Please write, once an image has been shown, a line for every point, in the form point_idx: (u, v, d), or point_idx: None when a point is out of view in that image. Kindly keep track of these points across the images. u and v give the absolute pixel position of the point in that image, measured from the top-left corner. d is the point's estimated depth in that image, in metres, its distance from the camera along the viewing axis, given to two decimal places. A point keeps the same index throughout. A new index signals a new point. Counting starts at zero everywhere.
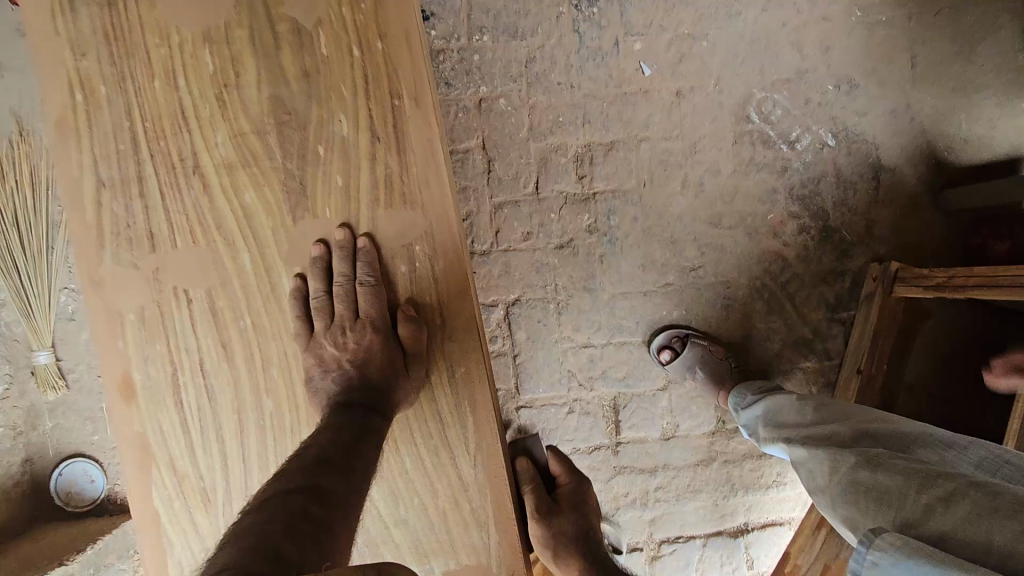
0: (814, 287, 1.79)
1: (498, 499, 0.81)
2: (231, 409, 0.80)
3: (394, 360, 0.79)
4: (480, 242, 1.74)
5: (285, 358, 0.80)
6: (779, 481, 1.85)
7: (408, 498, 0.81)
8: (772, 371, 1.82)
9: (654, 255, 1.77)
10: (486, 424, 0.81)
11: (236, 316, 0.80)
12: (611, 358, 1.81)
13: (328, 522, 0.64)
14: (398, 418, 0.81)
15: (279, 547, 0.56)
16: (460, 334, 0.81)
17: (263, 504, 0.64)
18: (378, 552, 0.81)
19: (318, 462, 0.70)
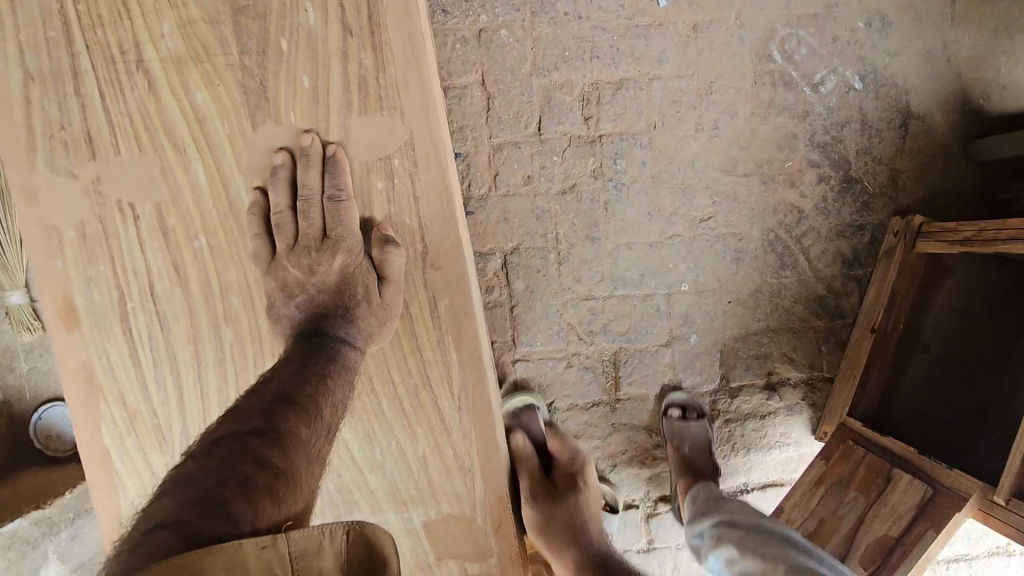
0: (830, 241, 1.68)
1: (483, 445, 0.73)
2: (186, 339, 0.72)
3: (370, 287, 0.69)
4: (477, 185, 1.63)
5: (246, 284, 0.71)
6: (782, 442, 1.77)
7: (385, 441, 0.73)
8: (783, 329, 1.72)
9: (662, 204, 1.66)
10: (472, 362, 0.72)
11: (189, 235, 0.70)
12: (613, 311, 1.71)
13: (287, 470, 0.57)
14: (373, 353, 0.72)
15: (229, 505, 0.51)
16: (444, 261, 0.71)
17: (213, 447, 0.57)
18: (350, 499, 0.74)
19: (279, 400, 0.62)
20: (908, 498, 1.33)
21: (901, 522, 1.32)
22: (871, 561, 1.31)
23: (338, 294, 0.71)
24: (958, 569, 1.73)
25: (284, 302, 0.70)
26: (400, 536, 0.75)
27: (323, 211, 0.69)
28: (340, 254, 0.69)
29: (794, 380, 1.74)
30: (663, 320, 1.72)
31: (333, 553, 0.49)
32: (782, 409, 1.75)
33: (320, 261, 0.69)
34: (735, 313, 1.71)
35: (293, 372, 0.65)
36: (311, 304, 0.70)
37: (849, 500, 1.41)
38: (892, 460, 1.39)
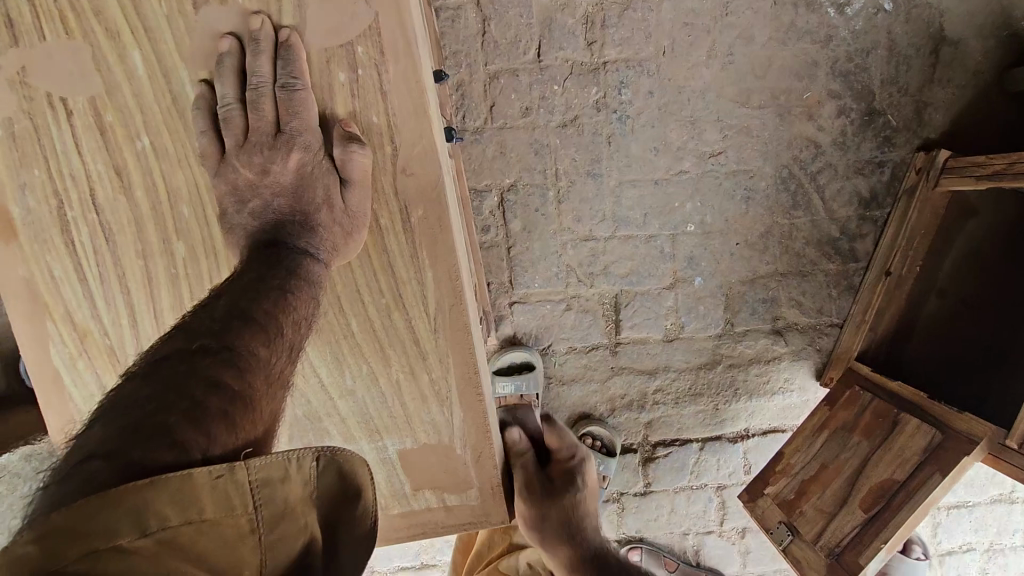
0: (847, 179, 1.56)
1: (462, 372, 0.67)
2: (134, 253, 0.65)
3: (330, 191, 0.62)
4: (472, 117, 1.53)
5: (196, 191, 0.64)
6: (786, 387, 1.72)
7: (355, 365, 0.67)
8: (792, 273, 1.64)
9: (669, 138, 1.55)
10: (447, 280, 0.65)
11: (130, 135, 0.62)
12: (615, 253, 1.64)
13: (246, 394, 0.49)
14: (339, 270, 0.65)
15: (173, 432, 0.42)
16: (416, 166, 0.63)
17: (155, 368, 0.48)
18: (321, 426, 0.69)
19: (234, 316, 0.53)
20: (916, 441, 1.27)
21: (905, 467, 1.26)
22: (871, 503, 1.27)
23: (296, 199, 0.63)
24: (958, 516, 1.71)
25: (236, 208, 0.62)
26: (374, 465, 0.71)
27: (275, 104, 0.60)
28: (295, 151, 0.61)
29: (801, 325, 1.67)
30: (668, 262, 1.64)
31: (300, 481, 0.46)
32: (787, 354, 1.69)
33: (274, 160, 0.61)
34: (743, 256, 1.63)
35: (250, 286, 0.56)
36: (267, 208, 0.62)
37: (852, 446, 1.37)
38: (901, 406, 1.34)
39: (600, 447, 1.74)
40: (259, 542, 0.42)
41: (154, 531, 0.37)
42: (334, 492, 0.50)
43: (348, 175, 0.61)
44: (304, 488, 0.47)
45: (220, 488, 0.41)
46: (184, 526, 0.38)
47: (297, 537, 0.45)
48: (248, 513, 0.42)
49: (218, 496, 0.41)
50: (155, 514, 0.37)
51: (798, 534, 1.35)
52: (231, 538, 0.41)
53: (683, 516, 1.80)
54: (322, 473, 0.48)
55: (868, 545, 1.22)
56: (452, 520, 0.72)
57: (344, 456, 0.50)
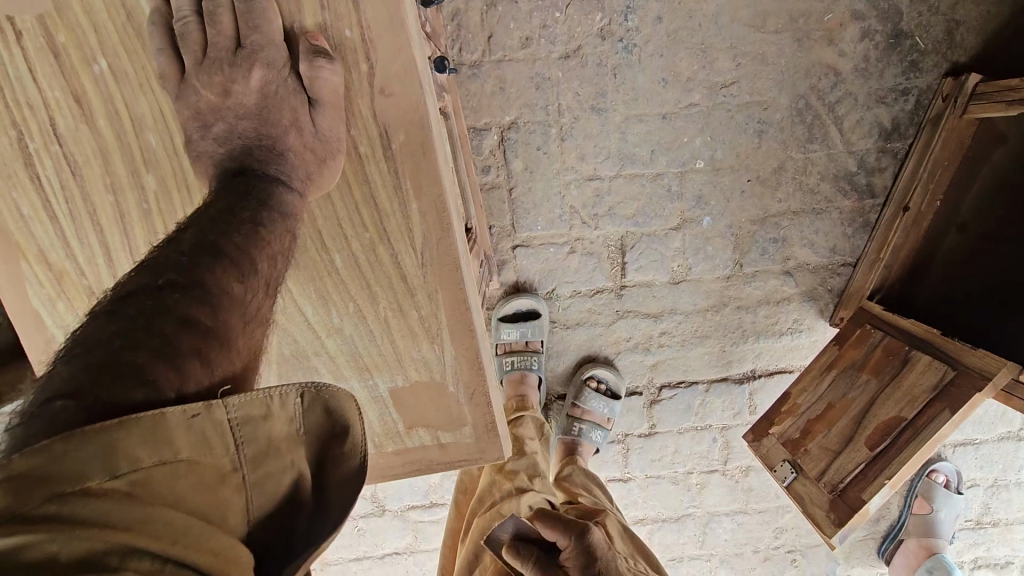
0: (868, 109, 1.47)
1: (452, 308, 0.64)
2: (103, 186, 0.62)
3: (297, 111, 0.57)
4: (469, 49, 1.46)
5: (163, 117, 0.60)
6: (795, 328, 1.69)
7: (341, 301, 0.65)
8: (805, 211, 1.57)
9: (679, 68, 1.46)
10: (433, 212, 0.61)
11: (84, 57, 0.57)
12: (621, 192, 1.58)
13: (220, 331, 0.46)
14: (318, 201, 0.61)
15: (144, 372, 0.39)
16: (396, 86, 0.57)
17: (119, 304, 0.44)
18: (309, 363, 0.68)
19: (204, 247, 0.49)
20: (925, 379, 1.24)
21: (914, 404, 1.23)
22: (877, 441, 1.26)
23: (262, 122, 0.59)
24: (963, 453, 1.72)
25: (200, 133, 0.58)
26: (366, 403, 0.69)
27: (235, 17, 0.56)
28: (258, 67, 0.56)
29: (813, 265, 1.62)
30: (675, 201, 1.58)
31: (283, 419, 0.44)
32: (796, 294, 1.65)
33: (235, 78, 0.57)
34: (755, 193, 1.57)
35: (223, 216, 0.52)
36: (232, 133, 0.58)
37: (860, 384, 1.37)
38: (913, 343, 1.31)
39: (605, 391, 1.72)
40: (243, 481, 0.41)
41: (125, 473, 0.34)
42: (321, 429, 0.47)
43: (317, 96, 0.56)
44: (289, 426, 0.45)
45: (196, 427, 0.38)
46: (157, 468, 0.36)
47: (281, 475, 0.43)
48: (228, 453, 0.40)
49: (196, 436, 0.38)
50: (123, 457, 0.34)
51: (802, 473, 1.36)
52: (209, 478, 0.39)
53: (686, 456, 1.81)
54: (308, 409, 0.46)
55: (873, 481, 1.22)
56: (446, 458, 0.71)
57: (330, 391, 0.47)
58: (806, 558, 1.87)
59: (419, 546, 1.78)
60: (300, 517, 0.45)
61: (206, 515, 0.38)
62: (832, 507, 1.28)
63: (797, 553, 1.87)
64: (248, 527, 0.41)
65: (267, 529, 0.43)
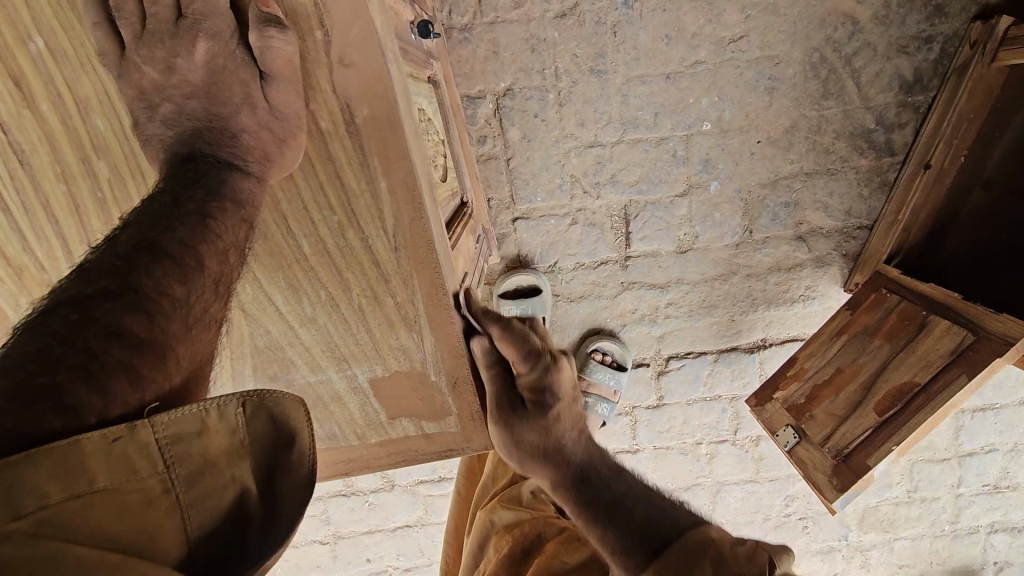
0: (887, 60, 1.38)
1: (429, 293, 0.61)
2: (53, 175, 0.58)
3: (249, 87, 0.52)
4: (460, 11, 1.40)
5: (108, 98, 0.55)
6: (807, 295, 1.63)
7: (312, 290, 0.61)
8: (819, 171, 1.50)
9: (683, 22, 1.39)
10: (404, 193, 0.57)
11: (19, 35, 0.53)
12: (623, 158, 1.51)
13: (155, 343, 0.43)
14: (280, 184, 0.57)
15: (64, 395, 0.37)
16: (355, 54, 0.52)
17: (45, 317, 0.42)
18: (284, 356, 0.65)
19: (142, 249, 0.46)
20: (943, 343, 1.19)
21: (929, 368, 1.18)
22: (886, 407, 1.22)
23: (211, 101, 0.53)
24: (983, 418, 1.67)
25: (148, 115, 0.53)
26: (346, 394, 0.67)
27: None
28: (203, 38, 0.51)
29: (826, 229, 1.55)
30: (681, 167, 1.51)
31: (224, 431, 0.43)
32: (808, 261, 1.59)
33: (179, 52, 0.51)
34: (765, 155, 1.49)
35: (166, 213, 0.49)
36: (180, 114, 0.53)
37: (872, 349, 1.33)
38: (930, 308, 1.26)
39: (611, 362, 1.69)
40: (176, 502, 0.40)
41: (32, 510, 0.33)
42: (268, 438, 0.47)
43: (269, 70, 0.51)
44: (231, 437, 0.44)
45: (117, 451, 0.37)
46: (71, 500, 0.34)
47: (222, 491, 0.42)
48: (158, 473, 0.39)
49: (117, 462, 0.37)
50: (30, 493, 0.33)
51: (805, 437, 1.34)
52: (136, 503, 0.38)
53: (695, 427, 1.79)
54: (251, 418, 0.46)
55: (879, 447, 1.18)
56: (431, 447, 0.69)
57: (274, 398, 0.47)
58: (818, 525, 1.86)
59: (429, 520, 1.80)
60: (248, 530, 0.44)
61: (132, 544, 0.37)
62: (837, 472, 1.24)
63: (808, 520, 1.85)
64: (188, 548, 0.40)
65: (213, 546, 0.41)
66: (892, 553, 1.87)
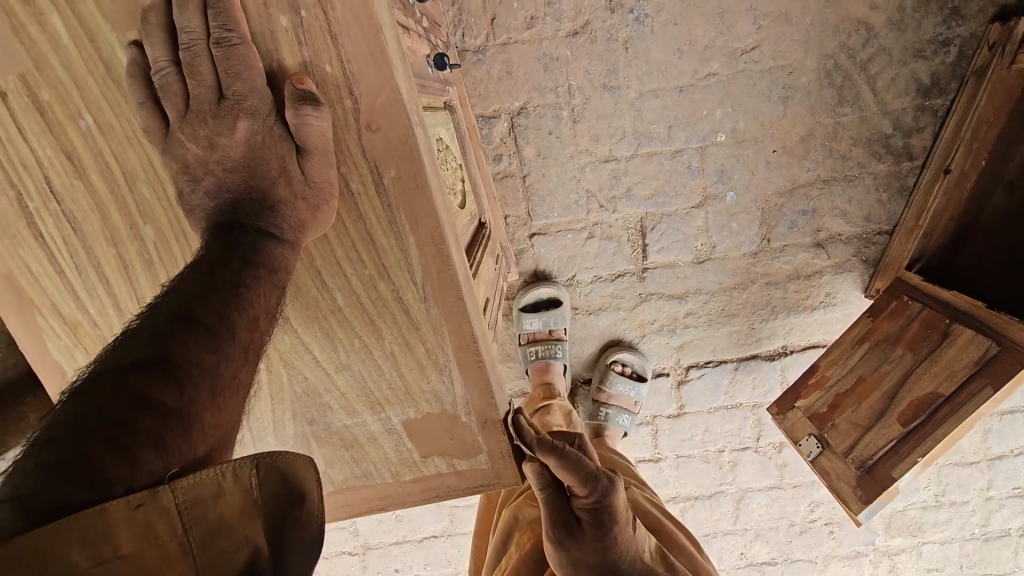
0: (903, 65, 1.37)
1: (458, 340, 0.63)
2: (104, 240, 0.62)
3: (285, 160, 0.55)
4: (473, 34, 1.43)
5: (151, 168, 0.59)
6: (828, 301, 1.63)
7: (346, 339, 0.64)
8: (836, 178, 1.49)
9: (695, 36, 1.39)
10: (431, 245, 0.59)
11: (71, 114, 0.57)
12: (638, 172, 1.53)
13: (184, 411, 0.46)
14: (314, 243, 0.60)
15: (93, 466, 0.39)
16: (382, 120, 0.55)
17: (88, 384, 0.45)
18: (322, 401, 0.68)
19: (176, 319, 0.49)
20: (969, 353, 1.19)
21: (953, 381, 1.19)
22: (910, 418, 1.23)
23: (250, 175, 0.56)
24: (1011, 421, 1.66)
25: (191, 187, 0.56)
26: (380, 434, 0.70)
27: (215, 64, 0.52)
28: (242, 118, 0.53)
29: (845, 235, 1.55)
30: (696, 178, 1.52)
31: (238, 493, 0.44)
32: (828, 267, 1.59)
33: (221, 131, 0.53)
34: (781, 164, 1.49)
35: (203, 279, 0.52)
36: (221, 187, 0.56)
37: (895, 358, 1.34)
38: (953, 315, 1.26)
39: (631, 373, 1.70)
40: (192, 564, 0.41)
41: None
42: (278, 497, 0.48)
43: (303, 142, 0.54)
44: (245, 499, 0.45)
45: (140, 518, 0.39)
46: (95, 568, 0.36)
47: (236, 551, 0.43)
48: (176, 536, 0.40)
49: (141, 527, 0.39)
50: (60, 562, 0.35)
51: (828, 447, 1.38)
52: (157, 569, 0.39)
53: (718, 434, 1.79)
54: (264, 478, 0.47)
55: (904, 457, 1.20)
56: (463, 484, 0.71)
57: (285, 459, 0.48)
58: (844, 530, 1.85)
59: (455, 530, 1.83)
60: None
61: None
62: (861, 483, 1.27)
63: (834, 525, 1.85)
64: None
65: None
66: (921, 557, 1.86)
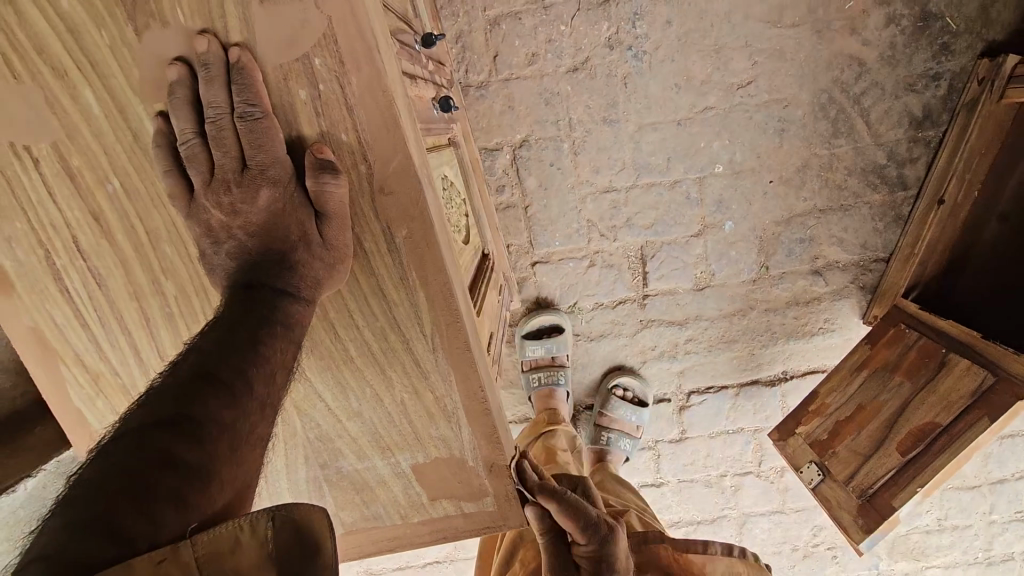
0: (895, 99, 1.41)
1: (465, 389, 0.66)
2: (127, 295, 0.65)
3: (304, 226, 0.58)
4: (475, 70, 1.47)
5: (174, 229, 0.62)
6: (827, 327, 1.65)
7: (358, 387, 0.66)
8: (832, 208, 1.52)
9: (692, 71, 1.44)
10: (441, 299, 0.62)
11: (100, 179, 0.60)
12: (638, 202, 1.56)
13: (205, 467, 0.48)
14: (328, 297, 0.63)
15: (118, 525, 0.40)
16: (394, 184, 0.59)
17: (115, 443, 0.47)
18: (334, 446, 0.70)
19: (198, 378, 0.51)
20: (965, 383, 1.22)
21: (951, 410, 1.21)
22: (909, 446, 1.25)
23: (269, 237, 0.59)
24: (1011, 445, 1.67)
25: (213, 248, 0.59)
26: (390, 478, 0.72)
27: (239, 137, 0.55)
28: (264, 187, 0.56)
29: (843, 263, 1.58)
30: (695, 208, 1.55)
31: (254, 545, 0.44)
32: (826, 294, 1.61)
33: (244, 199, 0.57)
34: (778, 194, 1.53)
35: (223, 339, 0.54)
36: (241, 248, 0.59)
37: (893, 386, 1.36)
38: (955, 348, 1.28)
39: (632, 399, 1.72)
40: None
41: None
42: (295, 549, 0.45)
43: (321, 206, 0.57)
44: (261, 551, 0.44)
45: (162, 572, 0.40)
46: None
47: None
48: None
49: None
50: None
51: (829, 475, 1.39)
52: None
53: (719, 459, 1.80)
54: (281, 529, 0.45)
55: (904, 487, 1.23)
56: (470, 525, 0.73)
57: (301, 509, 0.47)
58: (847, 554, 1.86)
59: (459, 556, 1.83)
60: None
61: None
62: (861, 512, 1.29)
63: (837, 549, 1.85)
64: None
65: None
66: None
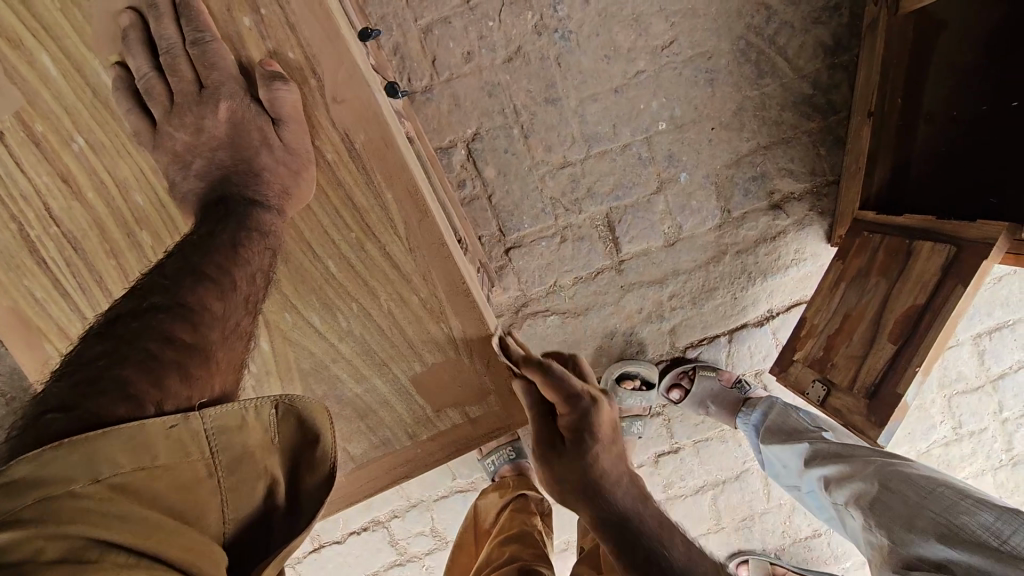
0: (807, 32, 1.53)
1: (443, 266, 0.74)
2: (105, 254, 0.70)
3: (265, 130, 0.69)
4: (417, 77, 1.54)
5: (143, 176, 0.69)
6: (798, 258, 1.68)
7: (343, 305, 0.74)
8: (775, 143, 1.60)
9: (617, 41, 1.54)
10: (404, 190, 0.70)
11: (64, 138, 0.66)
12: (594, 172, 1.62)
13: (201, 346, 0.57)
14: (301, 216, 0.71)
15: (129, 384, 0.49)
16: (344, 93, 0.67)
17: (107, 329, 0.55)
18: (333, 374, 0.77)
19: (187, 274, 0.60)
20: (933, 263, 1.23)
21: (926, 290, 1.23)
22: (899, 334, 1.26)
23: (235, 148, 0.71)
24: (1001, 338, 1.70)
25: (182, 174, 0.69)
26: (391, 394, 0.79)
27: (192, 63, 0.67)
28: (222, 101, 0.68)
29: (797, 193, 1.63)
30: (648, 166, 1.61)
31: (259, 427, 0.56)
32: (790, 226, 1.65)
33: (204, 115, 0.68)
34: (722, 140, 1.60)
35: (196, 245, 0.63)
36: (209, 166, 0.70)
37: (871, 287, 1.38)
38: (912, 235, 1.31)
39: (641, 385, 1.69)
40: (216, 485, 0.52)
41: (107, 475, 0.44)
42: (293, 435, 0.60)
43: (282, 115, 0.66)
44: (263, 433, 0.57)
45: (173, 436, 0.49)
46: (137, 470, 0.46)
47: (257, 479, 0.55)
48: (204, 457, 0.51)
49: (173, 443, 0.49)
50: (106, 462, 0.44)
51: (834, 386, 1.38)
52: (186, 480, 0.49)
53: None
54: (282, 420, 0.59)
55: (904, 373, 1.22)
56: (476, 432, 0.82)
57: (301, 403, 0.60)
58: None
59: None
60: (275, 517, 0.56)
61: (183, 509, 0.48)
62: (872, 411, 1.27)
63: None
64: (224, 525, 0.52)
65: (250, 530, 0.54)
66: None
